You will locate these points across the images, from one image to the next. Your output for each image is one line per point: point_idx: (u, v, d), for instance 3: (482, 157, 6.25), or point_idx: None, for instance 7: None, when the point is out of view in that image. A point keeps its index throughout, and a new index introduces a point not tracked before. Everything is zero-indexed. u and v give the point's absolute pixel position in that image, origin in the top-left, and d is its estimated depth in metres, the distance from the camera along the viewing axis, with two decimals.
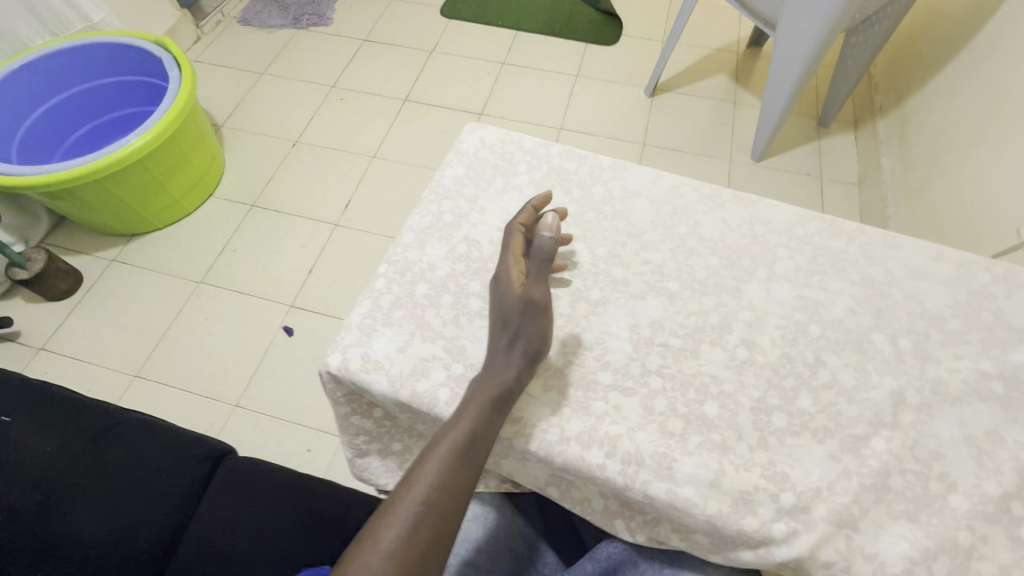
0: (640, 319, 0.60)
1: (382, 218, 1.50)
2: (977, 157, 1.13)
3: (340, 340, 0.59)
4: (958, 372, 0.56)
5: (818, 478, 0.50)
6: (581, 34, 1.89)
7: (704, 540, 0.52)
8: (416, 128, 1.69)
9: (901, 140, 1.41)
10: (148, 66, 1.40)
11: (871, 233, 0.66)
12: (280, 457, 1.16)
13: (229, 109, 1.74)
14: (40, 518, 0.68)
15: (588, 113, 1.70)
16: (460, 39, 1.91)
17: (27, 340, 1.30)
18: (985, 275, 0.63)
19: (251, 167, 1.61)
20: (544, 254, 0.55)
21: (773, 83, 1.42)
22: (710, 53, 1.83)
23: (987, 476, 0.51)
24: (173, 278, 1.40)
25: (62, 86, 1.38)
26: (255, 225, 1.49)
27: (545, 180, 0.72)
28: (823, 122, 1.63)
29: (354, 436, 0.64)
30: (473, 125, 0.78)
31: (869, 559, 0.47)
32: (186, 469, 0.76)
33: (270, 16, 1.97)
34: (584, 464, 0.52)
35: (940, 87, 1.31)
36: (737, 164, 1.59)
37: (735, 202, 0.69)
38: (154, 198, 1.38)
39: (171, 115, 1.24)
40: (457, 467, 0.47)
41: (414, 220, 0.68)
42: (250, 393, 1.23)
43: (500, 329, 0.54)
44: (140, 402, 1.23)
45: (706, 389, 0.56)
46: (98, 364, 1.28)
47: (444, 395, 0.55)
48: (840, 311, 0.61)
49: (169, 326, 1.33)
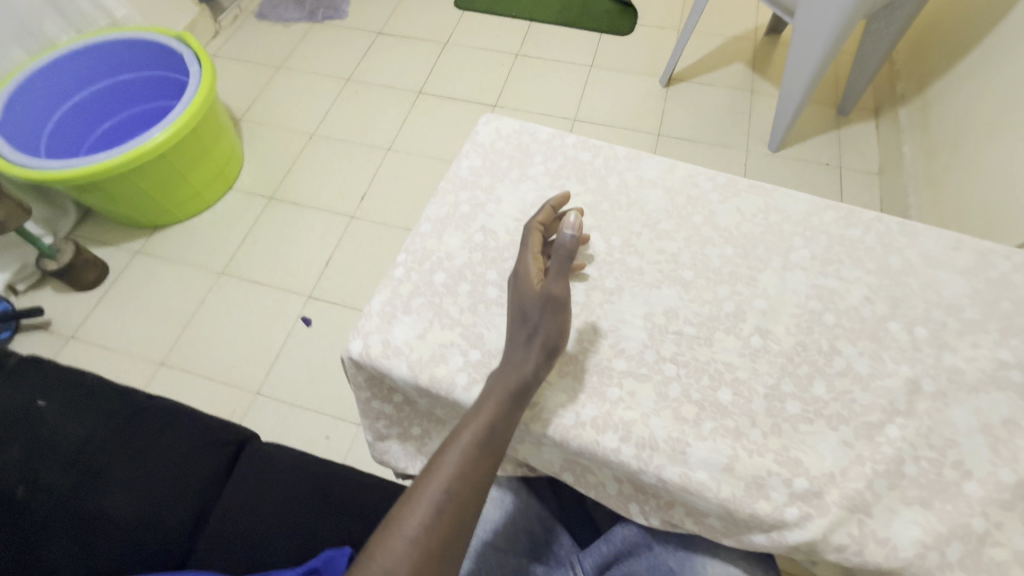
0: (655, 308, 0.61)
1: (397, 210, 1.52)
2: (1000, 145, 1.11)
3: (361, 327, 0.60)
4: (975, 361, 0.56)
5: (831, 464, 0.51)
6: (595, 24, 1.88)
7: (717, 524, 0.53)
8: (430, 120, 1.70)
9: (923, 130, 1.38)
10: (169, 61, 1.43)
11: (889, 222, 0.66)
12: (300, 443, 1.19)
13: (246, 103, 1.76)
14: (76, 497, 0.71)
15: (601, 103, 1.70)
16: (474, 30, 1.91)
17: (58, 329, 1.35)
18: (1005, 263, 0.62)
19: (269, 160, 1.64)
20: (565, 251, 0.54)
21: (791, 70, 1.39)
22: (726, 41, 1.80)
23: (1002, 464, 0.51)
24: (196, 269, 1.44)
25: (88, 82, 1.42)
26: (274, 218, 1.52)
27: (560, 171, 0.72)
28: (842, 111, 1.60)
29: (374, 420, 0.66)
30: (489, 116, 0.78)
31: (882, 543, 0.48)
32: (212, 453, 0.79)
33: (285, 10, 1.99)
34: (598, 448, 0.53)
35: (964, 73, 1.28)
36: (753, 154, 1.57)
37: (750, 192, 0.69)
38: (176, 191, 1.41)
39: (191, 109, 1.27)
40: (477, 456, 0.48)
41: (431, 210, 0.69)
42: (271, 381, 1.27)
43: (520, 323, 0.54)
44: (165, 389, 1.27)
45: (720, 376, 0.56)
46: (125, 352, 1.32)
47: (463, 380, 0.57)
48: (856, 300, 0.61)
49: (192, 316, 1.37)
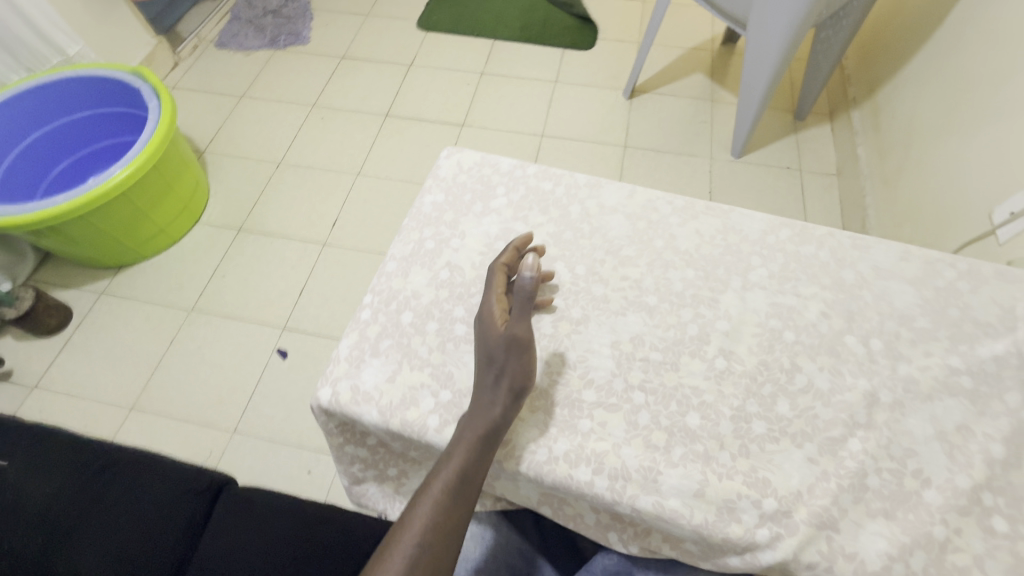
0: (621, 335, 0.62)
1: (370, 234, 1.51)
2: (948, 143, 1.15)
3: (329, 373, 0.60)
4: (928, 369, 0.58)
5: (798, 482, 0.52)
6: (557, 40, 1.92)
7: (693, 548, 0.54)
8: (398, 142, 1.70)
9: (875, 131, 1.43)
10: (128, 97, 1.41)
11: (840, 236, 0.69)
12: (282, 480, 1.17)
13: (210, 134, 1.74)
14: (41, 563, 0.65)
15: (568, 118, 1.72)
16: (438, 51, 1.92)
17: (20, 379, 1.30)
18: (950, 271, 0.65)
19: (236, 191, 1.61)
20: (527, 292, 0.57)
21: (748, 78, 1.43)
22: (685, 52, 1.86)
23: (958, 470, 0.53)
24: (163, 308, 1.40)
25: (43, 121, 1.38)
26: (244, 249, 1.50)
27: (522, 202, 0.73)
28: (799, 115, 1.66)
29: (349, 464, 0.66)
30: (450, 149, 0.79)
31: (850, 558, 0.49)
32: (188, 502, 0.76)
33: (246, 38, 1.97)
34: (573, 482, 0.53)
35: (909, 77, 1.34)
36: (717, 162, 1.61)
37: (708, 213, 0.71)
38: (138, 231, 1.38)
39: (151, 146, 1.24)
40: (449, 506, 0.48)
41: (396, 248, 0.69)
42: (248, 418, 1.24)
43: (487, 365, 0.55)
44: (137, 435, 1.23)
45: (688, 401, 0.57)
46: (93, 399, 1.28)
47: (434, 422, 0.57)
48: (814, 315, 0.63)
49: (161, 357, 1.33)
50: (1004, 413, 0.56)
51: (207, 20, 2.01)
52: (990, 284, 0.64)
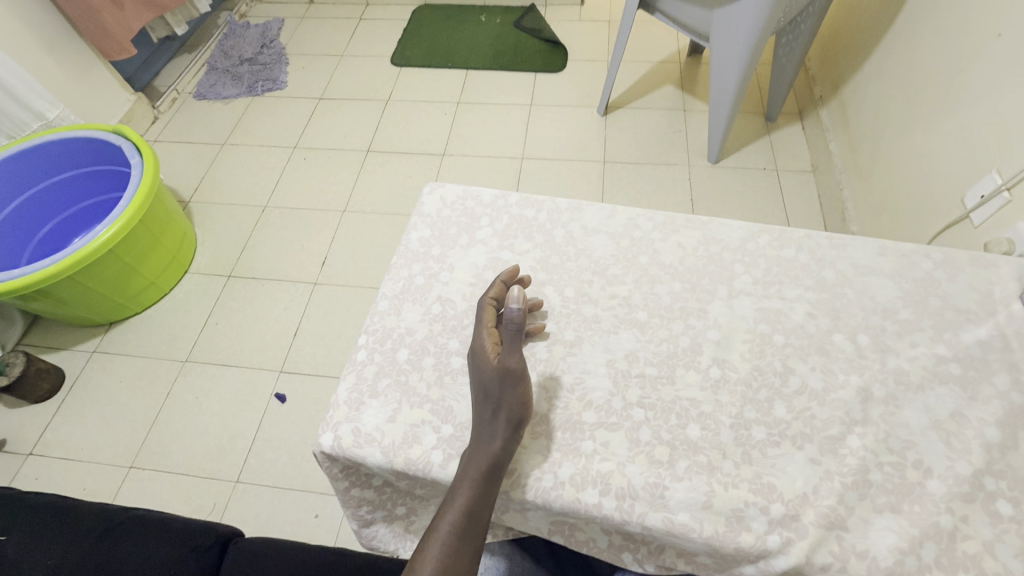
0: (615, 354, 0.63)
1: (360, 269, 1.52)
2: (915, 135, 1.19)
3: (329, 418, 0.60)
4: (916, 360, 0.60)
5: (803, 484, 0.53)
6: (528, 65, 1.97)
7: (708, 561, 0.54)
8: (380, 176, 1.73)
9: (844, 127, 1.48)
10: (110, 155, 1.42)
11: (818, 237, 0.70)
12: (287, 528, 1.15)
13: (194, 184, 1.75)
14: None
15: (546, 139, 1.76)
16: (414, 85, 1.97)
17: (15, 447, 1.27)
18: (926, 262, 0.67)
19: (224, 238, 1.62)
20: (515, 324, 0.58)
21: (716, 85, 1.47)
22: (653, 66, 1.91)
23: (958, 457, 0.54)
24: (158, 362, 1.39)
25: (26, 185, 1.38)
26: (235, 296, 1.50)
27: (506, 230, 0.75)
28: (769, 117, 1.71)
29: (357, 507, 0.65)
30: (432, 184, 0.81)
31: (862, 556, 0.49)
32: (191, 562, 0.70)
33: (224, 87, 2.00)
34: (581, 505, 0.53)
35: (870, 73, 1.39)
36: (695, 169, 1.65)
37: (688, 226, 0.73)
38: (128, 286, 1.37)
39: (136, 202, 1.25)
40: (458, 545, 0.49)
41: (387, 286, 0.70)
42: (250, 467, 1.22)
43: (484, 400, 0.56)
44: (138, 493, 1.21)
45: (686, 413, 0.58)
46: (90, 461, 1.25)
47: (438, 458, 0.57)
48: (801, 316, 0.64)
49: (159, 411, 1.31)
50: (995, 395, 0.57)
51: (184, 73, 2.04)
52: (967, 272, 0.66)
